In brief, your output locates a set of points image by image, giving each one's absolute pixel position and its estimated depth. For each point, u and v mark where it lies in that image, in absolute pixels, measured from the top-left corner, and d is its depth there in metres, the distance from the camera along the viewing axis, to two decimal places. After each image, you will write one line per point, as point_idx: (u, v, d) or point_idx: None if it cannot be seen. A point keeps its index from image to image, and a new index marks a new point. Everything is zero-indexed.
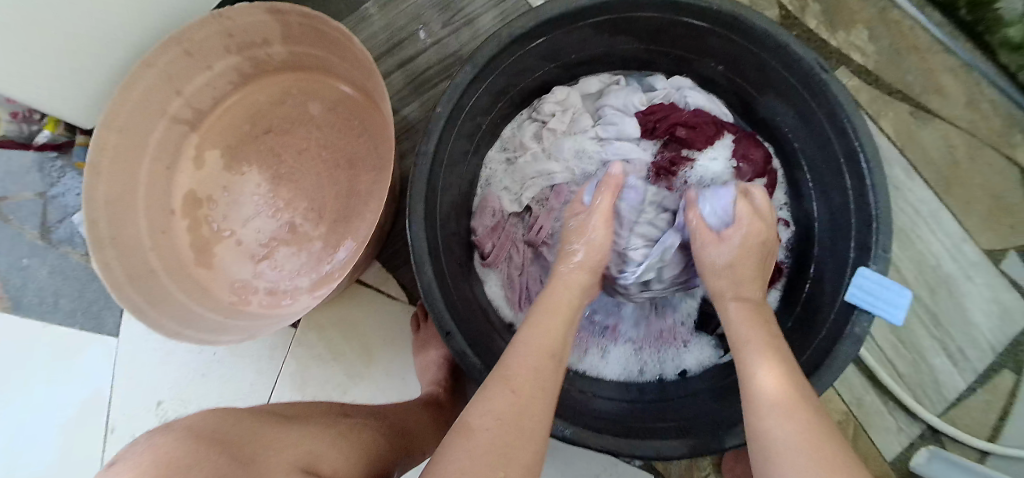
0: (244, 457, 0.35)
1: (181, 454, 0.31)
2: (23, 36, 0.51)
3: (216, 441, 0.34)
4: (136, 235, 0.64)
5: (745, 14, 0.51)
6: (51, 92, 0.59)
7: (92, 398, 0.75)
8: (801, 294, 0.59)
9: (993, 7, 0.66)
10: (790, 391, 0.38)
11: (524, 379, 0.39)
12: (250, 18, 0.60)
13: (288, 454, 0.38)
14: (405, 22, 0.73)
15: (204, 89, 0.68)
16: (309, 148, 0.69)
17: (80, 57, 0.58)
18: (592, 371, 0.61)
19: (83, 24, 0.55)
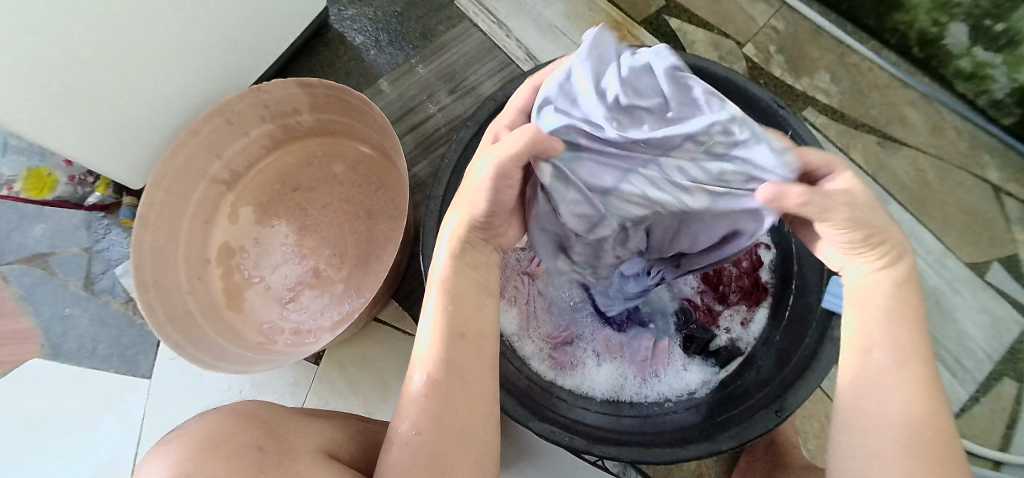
0: (275, 434, 0.43)
1: (223, 431, 0.40)
2: (88, 107, 0.61)
3: (253, 421, 0.43)
4: (176, 281, 0.71)
5: (708, 65, 0.60)
6: (105, 156, 0.68)
7: (121, 440, 0.78)
8: (785, 309, 0.61)
9: (941, 45, 0.73)
10: (909, 371, 0.36)
11: (435, 381, 0.37)
12: (284, 90, 0.71)
13: (314, 437, 0.45)
14: (416, 90, 0.82)
15: (240, 154, 0.77)
16: (332, 203, 0.77)
17: (132, 126, 0.68)
18: (588, 388, 0.62)
19: (139, 97, 0.66)
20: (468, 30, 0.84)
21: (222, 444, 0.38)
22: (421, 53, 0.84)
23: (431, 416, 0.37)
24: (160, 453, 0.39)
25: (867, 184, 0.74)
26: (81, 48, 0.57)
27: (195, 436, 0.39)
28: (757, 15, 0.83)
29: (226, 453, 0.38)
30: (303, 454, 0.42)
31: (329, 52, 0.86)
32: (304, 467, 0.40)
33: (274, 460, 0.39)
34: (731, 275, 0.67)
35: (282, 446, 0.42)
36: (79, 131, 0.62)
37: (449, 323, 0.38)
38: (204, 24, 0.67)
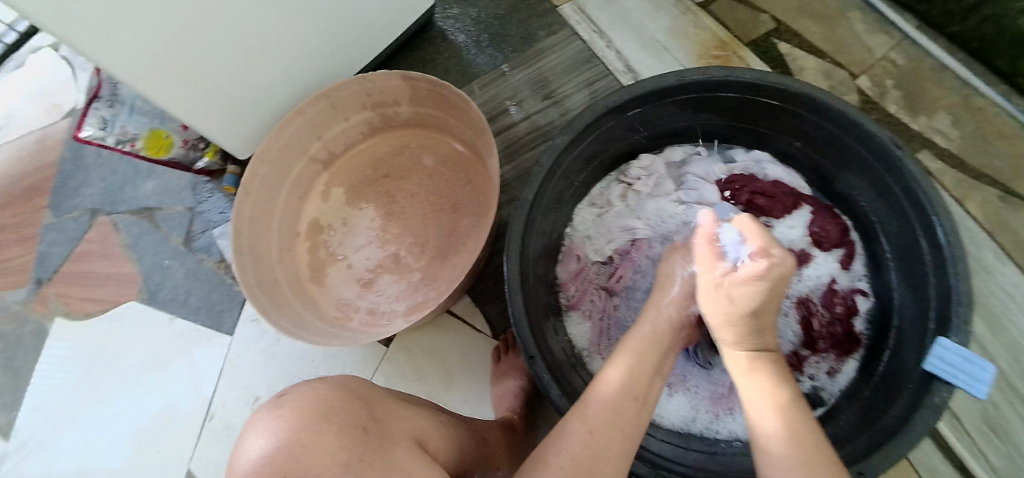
0: (376, 416, 0.45)
1: (334, 405, 0.42)
2: (206, 81, 0.66)
3: (359, 399, 0.45)
4: (268, 248, 0.75)
5: (819, 95, 0.57)
6: (219, 126, 0.74)
7: (199, 387, 0.84)
8: (878, 367, 0.59)
9: None
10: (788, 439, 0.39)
11: (599, 420, 0.43)
12: (387, 82, 0.74)
13: (409, 425, 0.47)
14: (511, 93, 0.84)
15: (339, 137, 0.80)
16: (419, 193, 0.79)
17: (246, 100, 0.73)
18: (659, 417, 0.62)
19: (255, 75, 0.71)
20: (569, 37, 0.84)
21: (332, 421, 0.41)
22: (519, 56, 0.85)
23: (587, 441, 0.41)
24: (274, 414, 0.42)
25: (982, 240, 0.69)
26: (212, 25, 0.61)
27: (307, 405, 0.42)
28: (876, 47, 0.79)
29: (335, 429, 0.40)
30: (399, 440, 0.44)
31: (432, 48, 0.89)
32: (400, 454, 0.42)
33: (375, 442, 0.41)
34: (823, 320, 0.65)
35: (382, 429, 0.44)
36: (196, 102, 0.67)
37: (626, 382, 0.45)
38: (321, 12, 0.71)
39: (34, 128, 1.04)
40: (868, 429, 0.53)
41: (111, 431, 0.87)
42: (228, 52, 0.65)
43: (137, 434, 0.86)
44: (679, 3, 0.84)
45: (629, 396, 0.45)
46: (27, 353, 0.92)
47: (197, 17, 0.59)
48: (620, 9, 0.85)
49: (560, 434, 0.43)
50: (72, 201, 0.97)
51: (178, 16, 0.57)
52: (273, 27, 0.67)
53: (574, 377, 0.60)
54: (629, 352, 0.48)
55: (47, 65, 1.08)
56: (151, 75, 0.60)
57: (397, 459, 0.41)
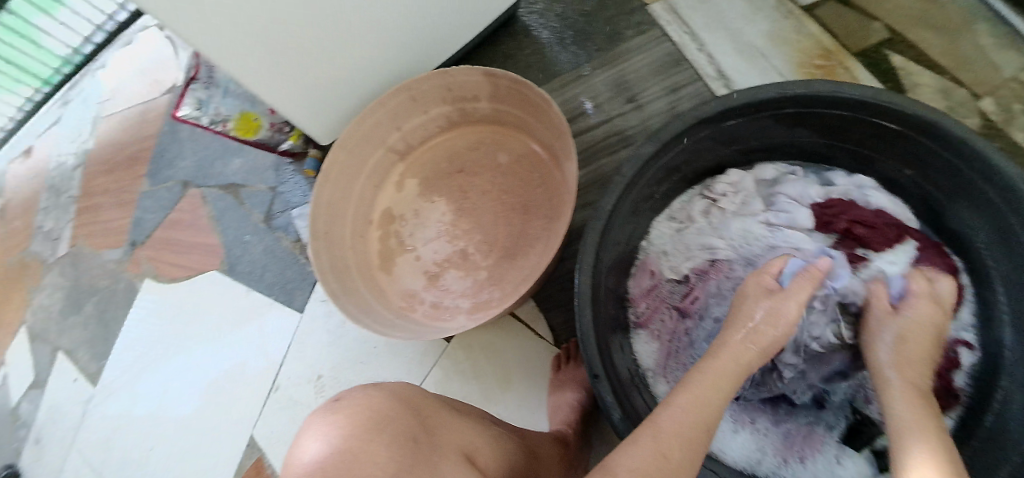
0: (426, 427, 0.45)
1: (385, 414, 0.43)
2: (294, 71, 0.68)
3: (411, 408, 0.45)
4: (341, 234, 0.78)
5: (939, 120, 0.51)
6: (306, 113, 0.76)
7: (267, 358, 0.88)
8: (981, 426, 0.54)
9: None
10: None
11: (672, 441, 0.40)
12: (468, 77, 0.74)
13: (459, 438, 0.46)
14: (592, 94, 0.81)
15: (417, 129, 0.81)
16: (491, 191, 0.79)
17: (332, 89, 0.75)
18: (722, 452, 0.59)
19: (343, 67, 0.72)
20: (658, 38, 0.81)
21: (382, 430, 0.41)
22: (603, 56, 0.82)
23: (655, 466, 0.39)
24: (330, 419, 0.43)
25: None
26: (309, 18, 0.62)
27: (360, 412, 0.42)
28: (1007, 66, 0.71)
29: (385, 439, 0.41)
30: (448, 454, 0.43)
31: (514, 43, 0.88)
32: (450, 470, 0.42)
33: (424, 455, 0.41)
34: None
35: (432, 442, 0.43)
36: (285, 89, 0.70)
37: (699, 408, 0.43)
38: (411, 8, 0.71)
39: (137, 101, 1.13)
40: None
41: (186, 389, 0.93)
42: (321, 43, 0.67)
43: (209, 395, 0.91)
44: (782, 6, 0.79)
45: (699, 424, 0.42)
46: (121, 309, 1.01)
47: (297, 11, 0.60)
48: (716, 10, 0.80)
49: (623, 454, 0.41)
50: (167, 172, 1.05)
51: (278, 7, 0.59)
52: (365, 23, 0.68)
53: (638, 399, 0.58)
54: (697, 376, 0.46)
55: (153, 42, 1.16)
56: (246, 62, 0.63)
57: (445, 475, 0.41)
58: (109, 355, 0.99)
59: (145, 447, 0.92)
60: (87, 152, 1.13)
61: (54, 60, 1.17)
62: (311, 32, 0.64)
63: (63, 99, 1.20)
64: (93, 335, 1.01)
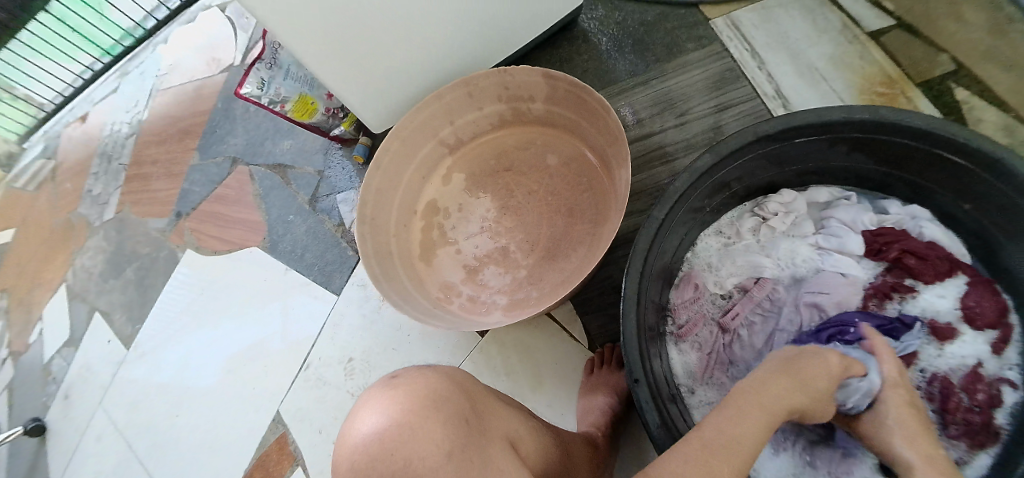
0: (478, 410, 0.45)
1: (442, 394, 0.43)
2: (353, 55, 0.70)
3: (464, 390, 0.46)
4: (387, 221, 0.79)
5: (1006, 157, 0.50)
6: (362, 100, 0.78)
7: (299, 336, 0.90)
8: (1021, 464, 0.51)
9: None
10: None
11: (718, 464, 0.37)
12: (528, 77, 0.76)
13: (505, 426, 0.46)
14: (648, 103, 0.82)
15: (471, 125, 0.83)
16: (537, 192, 0.80)
17: (391, 81, 0.77)
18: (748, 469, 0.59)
19: (405, 59, 0.74)
20: (717, 54, 0.81)
21: (437, 409, 0.42)
22: (661, 66, 0.83)
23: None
24: (387, 394, 0.44)
25: None
26: (378, 9, 0.64)
27: (416, 389, 0.43)
28: None
29: (442, 418, 0.41)
30: (496, 439, 0.44)
31: (572, 48, 0.89)
32: (499, 455, 0.42)
33: (476, 438, 0.42)
34: (961, 404, 0.56)
35: (482, 425, 0.44)
36: (347, 76, 0.72)
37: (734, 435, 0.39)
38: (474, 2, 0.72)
39: (194, 78, 1.16)
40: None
41: (216, 359, 0.95)
42: (386, 35, 0.69)
43: (238, 367, 0.93)
44: (847, 30, 0.79)
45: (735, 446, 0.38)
46: (159, 276, 1.03)
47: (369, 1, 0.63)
48: (777, 29, 0.81)
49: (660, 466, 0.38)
50: (218, 148, 1.08)
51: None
52: (431, 19, 0.70)
53: (674, 411, 0.57)
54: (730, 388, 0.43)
55: (214, 22, 1.20)
56: (313, 40, 0.64)
57: (496, 460, 0.41)
58: (144, 319, 1.01)
59: (173, 412, 0.94)
60: (141, 122, 1.17)
61: (117, 31, 1.21)
62: (379, 24, 0.67)
63: (122, 71, 1.25)
64: (130, 299, 1.04)
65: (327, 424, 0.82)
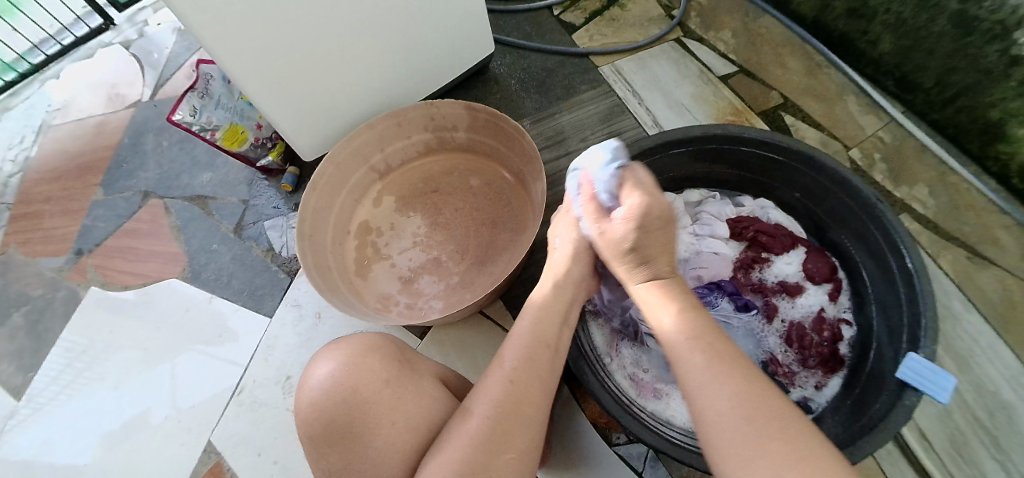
0: (407, 355, 0.59)
1: (377, 344, 0.57)
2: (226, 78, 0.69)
3: (396, 343, 0.60)
4: (324, 238, 0.84)
5: (817, 154, 0.68)
6: (294, 128, 0.84)
7: (229, 361, 0.89)
8: (861, 375, 0.67)
9: None
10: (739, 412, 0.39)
11: (520, 373, 0.51)
12: (451, 109, 0.85)
13: (433, 367, 0.62)
14: (552, 132, 0.92)
15: (400, 153, 0.91)
16: (463, 209, 0.88)
17: (324, 112, 0.85)
18: (663, 411, 0.69)
19: (335, 91, 0.82)
20: (607, 93, 0.94)
21: (373, 351, 0.56)
22: (562, 103, 0.94)
23: (515, 394, 0.50)
24: (334, 351, 0.57)
25: (950, 290, 0.81)
26: (311, 44, 0.73)
27: (357, 341, 0.57)
28: (867, 126, 0.92)
29: (379, 358, 0.55)
30: (425, 375, 0.58)
31: (484, 88, 1.00)
32: (426, 383, 0.56)
33: (407, 372, 0.56)
34: (812, 341, 0.72)
35: (411, 364, 0.58)
36: (282, 105, 0.78)
37: (531, 338, 0.54)
38: (369, 46, 0.79)
39: (94, 114, 1.14)
40: (855, 421, 0.61)
41: (109, 423, 0.88)
42: (319, 68, 0.77)
43: (119, 444, 0.87)
44: (703, 74, 0.95)
45: (545, 344, 0.54)
46: (57, 319, 0.96)
47: (304, 37, 0.71)
48: (653, 75, 0.95)
49: (484, 385, 0.51)
50: (126, 182, 1.06)
51: (273, 22, 0.66)
52: (359, 56, 0.80)
53: (601, 375, 0.67)
54: (541, 298, 0.57)
55: (113, 58, 1.20)
56: (229, 59, 0.67)
57: (423, 385, 0.56)
58: (36, 366, 0.93)
59: (76, 460, 0.86)
60: (29, 158, 1.11)
61: None
62: (310, 57, 0.74)
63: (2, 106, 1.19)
64: (18, 346, 0.95)
65: (266, 444, 0.82)
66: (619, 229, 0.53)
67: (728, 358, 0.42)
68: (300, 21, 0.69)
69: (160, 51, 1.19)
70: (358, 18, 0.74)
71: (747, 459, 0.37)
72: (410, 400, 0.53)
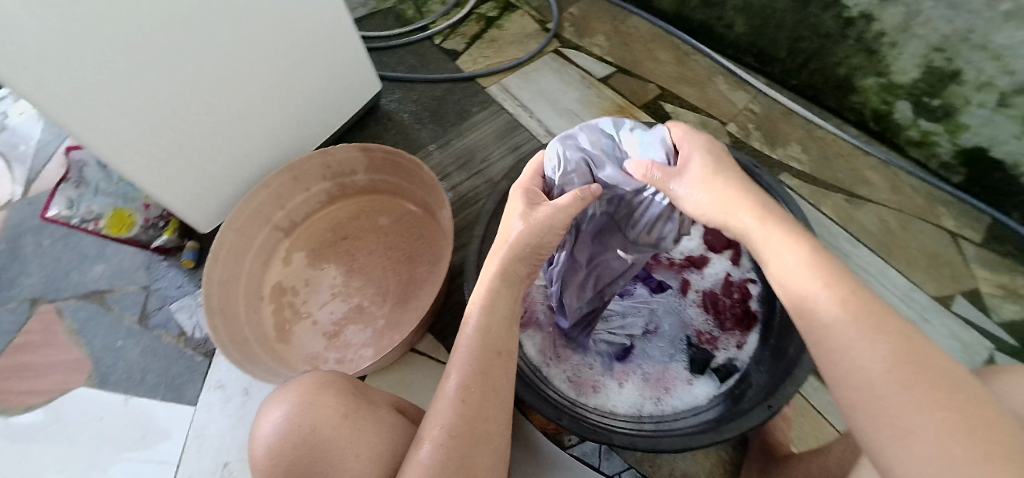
0: (361, 387, 0.57)
1: (330, 379, 0.55)
2: (117, 119, 0.63)
3: (349, 377, 0.58)
4: (236, 310, 0.80)
5: None
6: (186, 202, 0.80)
7: (158, 462, 0.81)
8: (774, 325, 0.68)
9: (892, 118, 0.90)
10: (902, 374, 0.35)
11: (472, 392, 0.50)
12: (347, 154, 0.84)
13: (389, 397, 0.61)
14: (453, 158, 0.92)
15: (301, 206, 0.88)
16: (376, 250, 0.87)
17: (216, 180, 0.81)
18: (606, 403, 0.69)
19: (223, 156, 0.80)
20: (497, 111, 0.96)
21: (327, 388, 0.54)
22: (456, 129, 0.95)
23: (471, 414, 0.49)
24: (286, 392, 0.54)
25: (838, 232, 0.88)
26: (185, 112, 0.71)
27: (310, 378, 0.55)
28: (737, 100, 1.00)
29: (334, 393, 0.53)
30: (382, 405, 0.57)
31: (377, 126, 0.99)
32: (383, 413, 0.55)
33: (364, 404, 0.55)
34: (725, 305, 0.75)
35: (366, 395, 0.57)
36: (168, 182, 0.75)
37: (482, 346, 0.52)
38: (248, 105, 0.78)
39: None
40: (777, 361, 0.64)
41: None
42: (200, 136, 0.74)
43: None
44: (584, 79, 1.00)
45: (494, 349, 0.52)
46: None
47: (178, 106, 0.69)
48: (538, 87, 0.99)
49: (436, 409, 0.50)
50: (6, 293, 0.96)
51: (137, 98, 0.64)
52: (241, 116, 0.78)
53: (539, 386, 0.66)
54: (481, 303, 0.54)
55: None
56: (95, 145, 0.63)
57: (381, 416, 0.55)
58: None
59: None
60: None
61: None
62: (188, 125, 0.72)
63: None
64: None
65: None
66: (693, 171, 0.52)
67: (867, 308, 0.38)
68: (169, 89, 0.67)
69: (25, 144, 1.11)
70: (281, 39, 0.77)
71: (903, 427, 0.34)
72: (371, 433, 0.52)
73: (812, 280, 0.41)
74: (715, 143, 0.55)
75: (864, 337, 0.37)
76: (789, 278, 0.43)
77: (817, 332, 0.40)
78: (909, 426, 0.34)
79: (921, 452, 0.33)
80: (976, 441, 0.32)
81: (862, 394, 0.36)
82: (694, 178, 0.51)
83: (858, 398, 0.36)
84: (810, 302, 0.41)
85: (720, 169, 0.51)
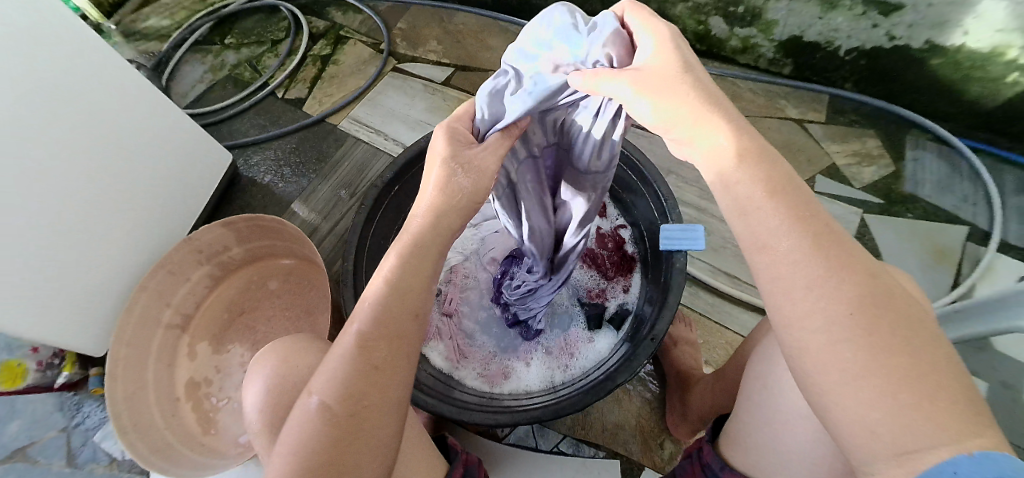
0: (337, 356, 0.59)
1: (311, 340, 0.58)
2: (107, 134, 0.75)
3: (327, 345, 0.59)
4: (151, 419, 0.77)
5: None
6: (64, 329, 0.74)
7: None
8: (647, 255, 0.73)
9: (712, 35, 0.95)
10: (869, 322, 0.31)
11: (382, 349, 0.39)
12: (210, 233, 0.83)
13: None
14: (325, 201, 0.93)
15: (188, 298, 0.86)
16: (276, 315, 0.90)
17: (93, 297, 0.77)
18: (520, 383, 0.72)
19: (91, 271, 0.76)
20: (353, 144, 0.98)
21: (304, 345, 0.56)
22: (320, 173, 0.96)
23: (370, 377, 0.39)
24: (273, 352, 0.57)
25: None
26: (34, 237, 0.67)
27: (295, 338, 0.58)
28: None
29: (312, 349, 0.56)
30: None
31: (245, 196, 0.98)
32: None
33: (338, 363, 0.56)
34: (604, 257, 0.79)
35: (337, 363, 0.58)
36: (42, 315, 0.70)
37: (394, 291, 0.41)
38: (99, 211, 0.76)
39: None
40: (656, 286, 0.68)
41: None
42: (59, 256, 0.71)
43: None
44: (427, 87, 1.02)
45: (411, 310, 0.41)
46: None
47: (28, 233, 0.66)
48: (386, 109, 1.00)
49: (331, 363, 0.40)
50: None
51: None
52: (97, 223, 0.75)
53: (450, 391, 0.66)
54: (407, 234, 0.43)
55: None
56: None
57: None
58: None
59: None
60: None
61: None
62: (45, 248, 0.69)
63: None
64: None
65: None
66: (655, 66, 0.38)
67: (835, 247, 0.33)
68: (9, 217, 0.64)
69: None
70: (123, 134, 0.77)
71: (850, 373, 0.31)
72: None
73: (772, 207, 0.34)
74: (677, 31, 0.41)
75: (833, 284, 0.32)
76: (752, 218, 0.35)
77: (776, 266, 0.33)
78: (859, 372, 0.30)
79: (861, 398, 0.30)
80: (920, 389, 0.29)
81: (817, 335, 0.32)
82: (651, 77, 0.37)
83: (810, 338, 0.32)
84: (773, 243, 0.33)
85: (694, 69, 0.38)
